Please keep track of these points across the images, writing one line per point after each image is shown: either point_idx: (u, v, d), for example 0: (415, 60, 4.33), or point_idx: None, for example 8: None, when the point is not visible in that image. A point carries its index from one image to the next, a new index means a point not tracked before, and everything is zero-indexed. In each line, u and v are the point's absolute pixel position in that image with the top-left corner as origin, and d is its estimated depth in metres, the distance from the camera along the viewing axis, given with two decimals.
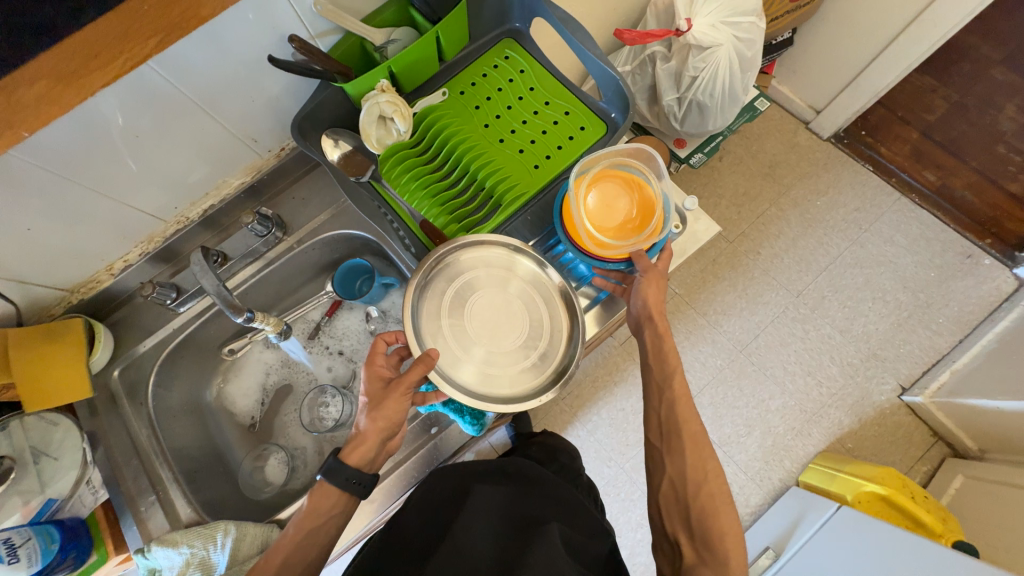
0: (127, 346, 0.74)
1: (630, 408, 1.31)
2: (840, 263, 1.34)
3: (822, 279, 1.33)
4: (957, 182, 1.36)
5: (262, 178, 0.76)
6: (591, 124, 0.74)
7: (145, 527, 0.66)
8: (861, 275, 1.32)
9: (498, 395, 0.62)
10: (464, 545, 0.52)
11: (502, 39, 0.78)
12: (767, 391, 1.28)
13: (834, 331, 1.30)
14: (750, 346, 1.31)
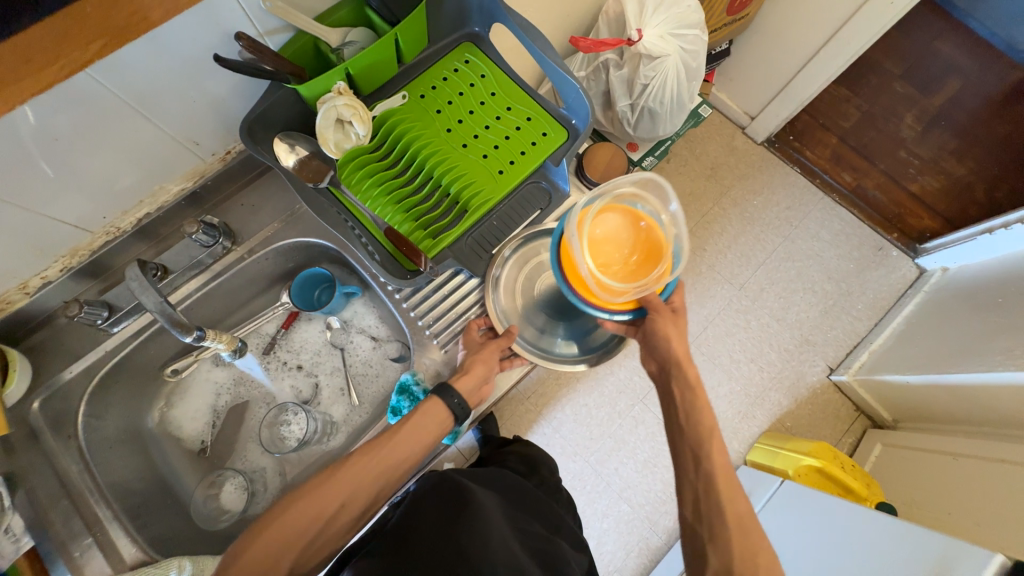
0: (49, 373, 0.66)
1: (592, 403, 1.35)
2: (775, 258, 1.46)
3: (761, 272, 1.44)
4: (869, 183, 1.52)
5: (205, 184, 0.70)
6: (553, 130, 0.75)
7: (80, 575, 0.59)
8: (793, 268, 1.45)
9: (570, 353, 0.77)
10: (483, 538, 0.53)
11: (461, 43, 0.77)
12: (716, 378, 1.37)
13: (772, 319, 1.41)
14: (700, 337, 1.40)
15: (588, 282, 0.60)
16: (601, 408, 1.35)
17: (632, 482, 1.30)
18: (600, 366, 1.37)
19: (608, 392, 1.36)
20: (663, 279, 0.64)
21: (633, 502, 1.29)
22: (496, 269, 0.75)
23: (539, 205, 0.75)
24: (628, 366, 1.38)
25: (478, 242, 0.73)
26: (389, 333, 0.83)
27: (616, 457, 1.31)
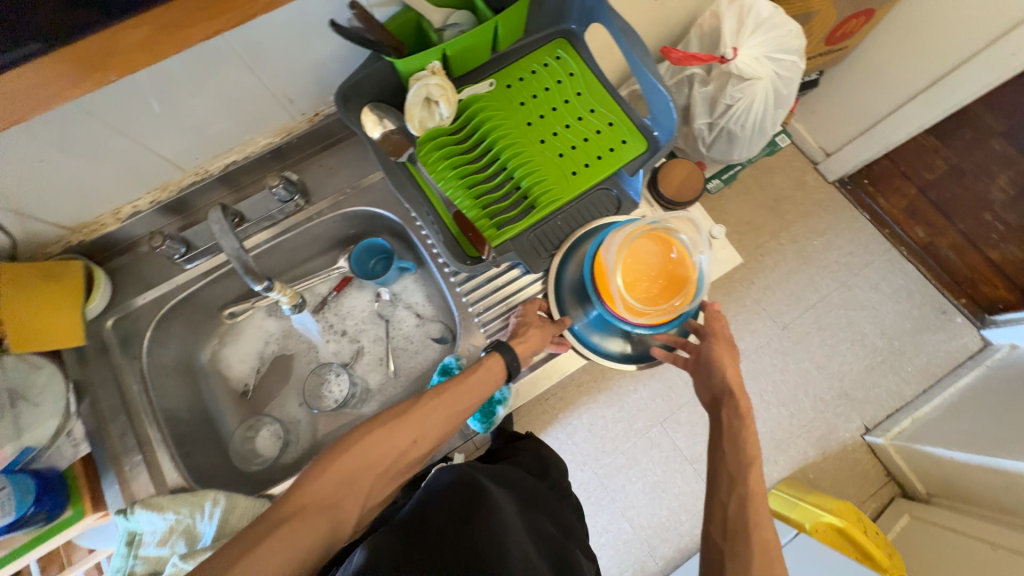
0: (124, 296, 0.71)
1: (610, 416, 1.33)
2: (828, 303, 1.39)
3: (808, 316, 1.38)
4: (942, 242, 1.43)
5: (290, 141, 0.73)
6: (632, 139, 0.74)
7: (128, 487, 0.63)
8: (844, 317, 1.38)
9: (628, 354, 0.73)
10: (497, 533, 0.53)
11: (555, 38, 0.77)
12: None
13: (811, 366, 1.35)
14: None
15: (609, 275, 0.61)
16: (618, 423, 1.33)
17: (638, 502, 1.28)
18: (624, 381, 1.35)
19: (628, 408, 1.34)
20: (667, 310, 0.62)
21: (636, 522, 1.27)
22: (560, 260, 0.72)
23: (607, 211, 0.74)
24: (652, 386, 1.36)
25: (541, 239, 0.71)
26: (434, 313, 0.83)
27: (625, 474, 1.30)
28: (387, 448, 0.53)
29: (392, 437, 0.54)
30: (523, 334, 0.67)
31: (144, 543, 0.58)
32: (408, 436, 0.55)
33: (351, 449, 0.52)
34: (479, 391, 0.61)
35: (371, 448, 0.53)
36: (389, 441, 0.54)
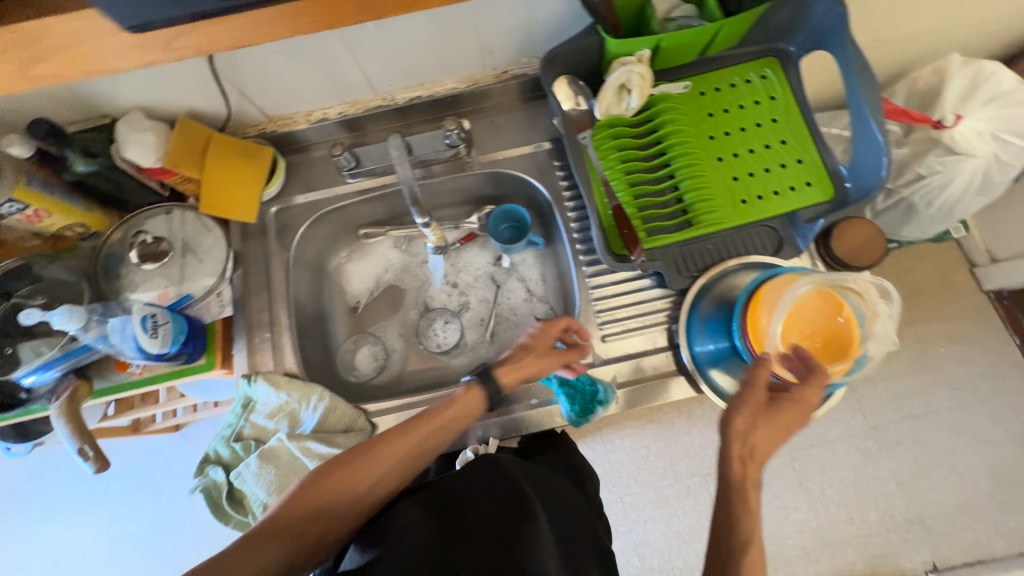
0: (290, 190, 0.77)
1: (654, 449, 1.27)
2: (936, 419, 1.17)
3: (906, 425, 1.17)
4: None
5: (473, 90, 0.76)
6: (819, 183, 0.68)
7: (253, 357, 0.70)
8: (945, 438, 1.15)
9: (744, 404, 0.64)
10: (539, 539, 0.48)
11: (765, 56, 0.72)
12: (795, 501, 1.16)
13: (891, 480, 1.14)
14: (800, 450, 1.17)
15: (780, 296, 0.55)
16: (660, 459, 1.26)
17: (656, 543, 1.23)
18: (679, 420, 1.27)
19: (675, 448, 1.26)
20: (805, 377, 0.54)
21: (647, 561, 1.22)
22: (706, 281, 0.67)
23: (766, 250, 0.68)
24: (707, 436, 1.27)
25: (688, 256, 0.68)
26: (545, 294, 0.83)
27: (651, 510, 1.25)
28: (365, 474, 0.53)
29: (368, 463, 0.54)
30: (516, 360, 0.63)
31: (256, 411, 0.65)
32: (388, 462, 0.54)
33: (326, 475, 0.52)
34: (456, 422, 0.59)
35: (352, 472, 0.53)
36: (367, 466, 0.53)
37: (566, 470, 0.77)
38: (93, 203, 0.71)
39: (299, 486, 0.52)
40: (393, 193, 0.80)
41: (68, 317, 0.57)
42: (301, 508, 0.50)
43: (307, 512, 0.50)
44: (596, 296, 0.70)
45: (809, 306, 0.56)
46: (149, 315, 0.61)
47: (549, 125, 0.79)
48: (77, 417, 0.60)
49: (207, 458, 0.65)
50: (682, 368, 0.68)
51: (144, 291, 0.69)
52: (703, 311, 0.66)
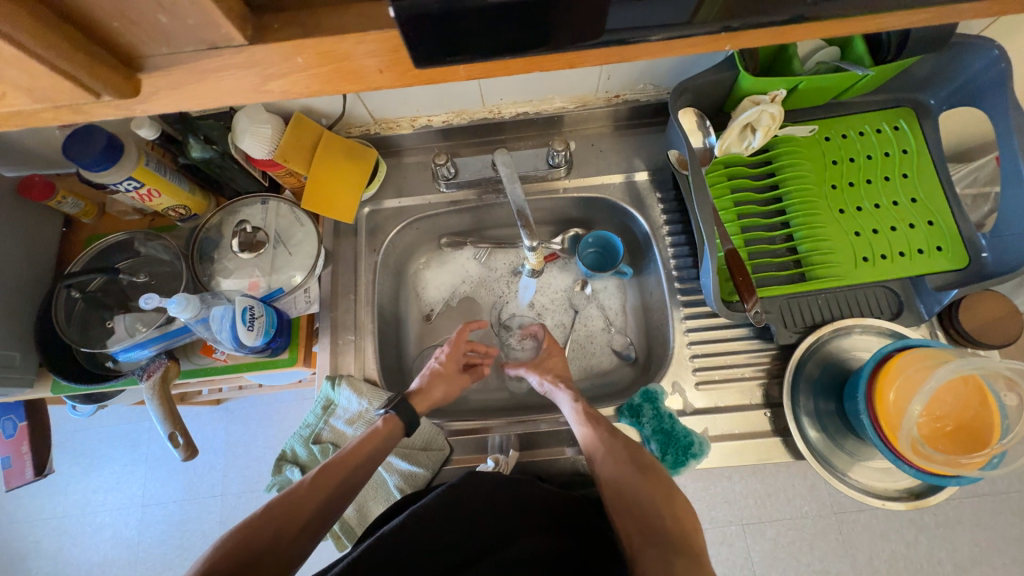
0: (385, 194, 0.77)
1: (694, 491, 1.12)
2: (1003, 502, 1.05)
3: (969, 504, 1.05)
4: None
5: (581, 112, 0.74)
6: (950, 248, 0.63)
7: (336, 360, 0.69)
8: (1014, 528, 1.04)
9: (841, 476, 0.59)
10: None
11: (901, 106, 0.68)
12: (839, 567, 1.06)
13: (948, 560, 1.04)
14: (848, 513, 1.08)
15: (929, 367, 0.51)
16: (698, 501, 1.11)
17: None
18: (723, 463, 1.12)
19: (715, 492, 1.12)
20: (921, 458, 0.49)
21: None
22: (821, 336, 0.62)
23: (883, 313, 0.64)
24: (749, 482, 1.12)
25: (797, 310, 0.63)
26: (627, 327, 0.80)
27: None
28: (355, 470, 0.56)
29: (355, 463, 0.56)
30: (425, 388, 0.67)
31: (336, 415, 0.65)
32: (365, 468, 0.57)
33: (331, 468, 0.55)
34: (385, 448, 0.59)
35: (353, 458, 0.57)
36: (350, 470, 0.56)
37: None
38: (196, 187, 0.72)
39: (321, 471, 0.55)
40: (485, 206, 0.79)
41: (183, 305, 0.56)
42: (308, 496, 0.53)
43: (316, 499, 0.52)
44: (691, 340, 0.67)
45: (945, 391, 0.52)
46: (248, 308, 0.61)
47: (653, 155, 0.76)
48: (168, 398, 0.62)
49: (284, 456, 0.65)
50: (778, 429, 0.63)
51: (236, 279, 0.69)
52: (808, 370, 0.62)
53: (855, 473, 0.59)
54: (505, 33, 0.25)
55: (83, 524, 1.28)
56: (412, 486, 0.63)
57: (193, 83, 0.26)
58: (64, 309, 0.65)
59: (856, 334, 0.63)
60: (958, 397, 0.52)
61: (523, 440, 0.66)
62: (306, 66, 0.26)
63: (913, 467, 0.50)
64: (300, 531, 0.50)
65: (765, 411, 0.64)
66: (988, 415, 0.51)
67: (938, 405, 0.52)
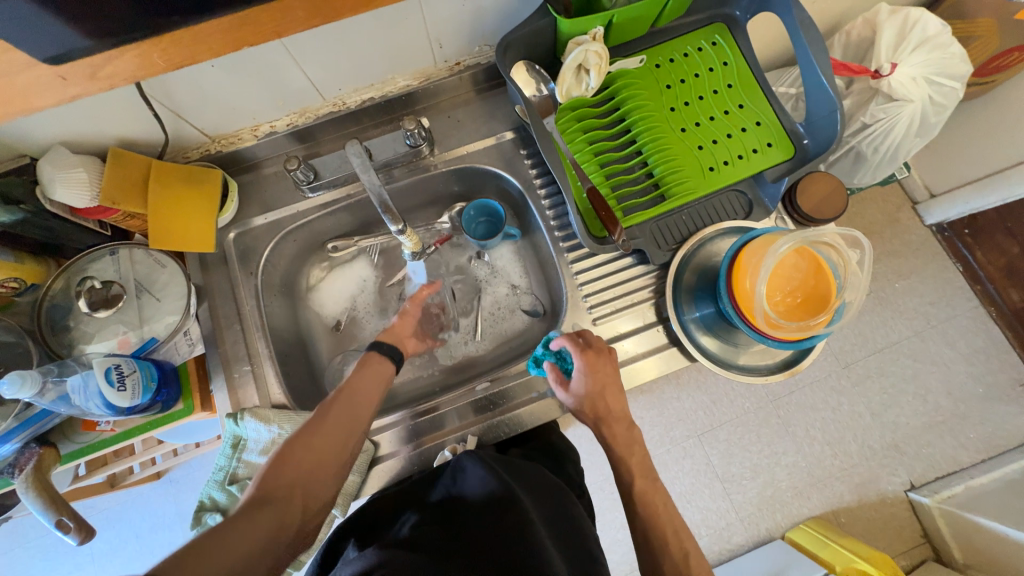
0: (247, 213, 0.73)
1: (649, 419, 1.18)
2: (896, 349, 1.16)
3: (874, 359, 1.16)
4: (1001, 288, 1.14)
5: (427, 86, 0.73)
6: (778, 142, 0.69)
7: (235, 393, 0.66)
8: (910, 368, 1.15)
9: (732, 366, 0.66)
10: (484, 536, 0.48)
11: (713, 22, 0.73)
12: (783, 445, 1.15)
13: (865, 411, 1.15)
14: (781, 398, 1.17)
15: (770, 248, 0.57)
16: (655, 427, 1.17)
17: None
18: (668, 387, 1.19)
19: (668, 414, 1.18)
20: (776, 330, 0.56)
21: None
22: (686, 250, 0.68)
23: (737, 214, 0.70)
24: (695, 398, 1.18)
25: (665, 230, 0.68)
26: (531, 285, 0.82)
27: None
28: (361, 395, 0.60)
29: (364, 391, 0.60)
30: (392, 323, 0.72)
31: (248, 449, 0.63)
32: (369, 397, 0.60)
33: (346, 394, 0.59)
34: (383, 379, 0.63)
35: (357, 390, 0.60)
36: (361, 397, 0.60)
37: (544, 458, 0.70)
38: (23, 254, 0.63)
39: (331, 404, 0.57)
40: (358, 203, 0.76)
41: (20, 384, 0.51)
42: (323, 428, 0.54)
43: (332, 420, 0.55)
44: (582, 281, 0.70)
45: (789, 267, 0.59)
46: (113, 367, 0.56)
47: (510, 114, 0.77)
48: (48, 486, 0.56)
49: (202, 505, 0.63)
50: (673, 340, 0.68)
51: (101, 342, 0.63)
52: (686, 281, 0.67)
53: (744, 360, 0.66)
54: None
55: None
56: (344, 495, 0.63)
57: None
58: None
59: (715, 239, 0.68)
60: (800, 270, 0.59)
61: (475, 406, 0.68)
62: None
63: (773, 338, 0.56)
64: (333, 452, 0.53)
65: (658, 327, 0.69)
66: (825, 276, 0.58)
67: (787, 280, 0.59)
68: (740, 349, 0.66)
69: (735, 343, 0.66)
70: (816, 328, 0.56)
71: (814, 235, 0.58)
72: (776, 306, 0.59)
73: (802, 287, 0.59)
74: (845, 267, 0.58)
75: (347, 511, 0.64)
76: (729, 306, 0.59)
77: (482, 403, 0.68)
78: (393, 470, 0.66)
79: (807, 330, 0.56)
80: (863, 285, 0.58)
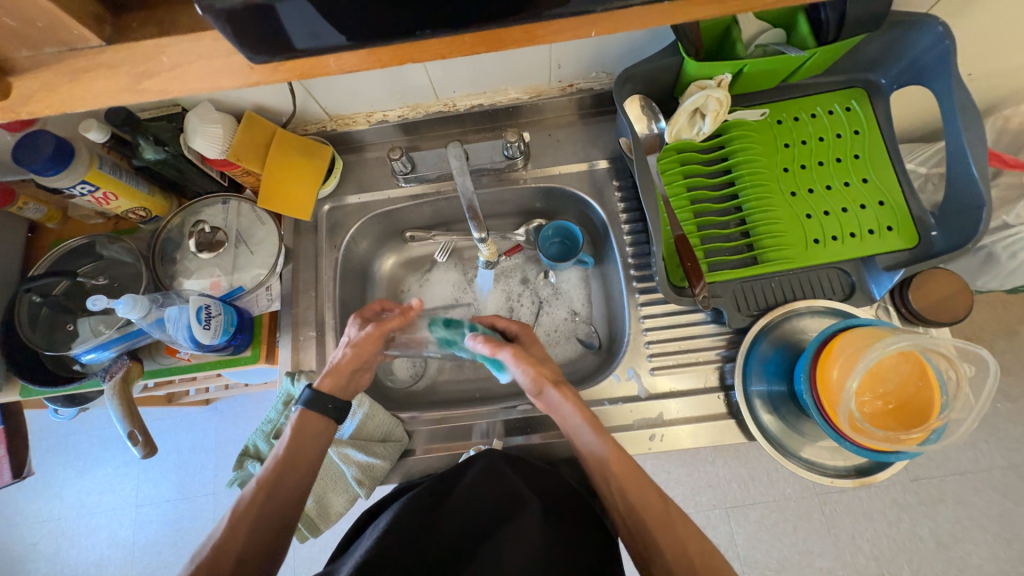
0: (344, 190, 0.78)
1: (676, 476, 1.11)
2: (983, 478, 1.01)
3: (952, 482, 1.02)
4: None
5: (536, 102, 0.74)
6: (900, 228, 0.63)
7: (297, 354, 0.71)
8: (996, 504, 1.00)
9: (794, 457, 0.60)
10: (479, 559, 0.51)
11: (851, 87, 0.68)
12: (821, 546, 1.04)
13: (929, 538, 1.01)
14: (829, 494, 1.06)
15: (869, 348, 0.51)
16: (681, 487, 1.10)
17: None
18: (705, 449, 1.11)
19: (698, 477, 1.10)
20: (857, 435, 0.50)
21: None
22: (769, 320, 0.63)
23: (836, 294, 0.64)
24: (733, 468, 1.10)
25: (750, 294, 0.64)
26: (592, 316, 0.80)
27: None
28: (282, 490, 0.54)
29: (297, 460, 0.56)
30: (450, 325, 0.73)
31: None
32: (303, 460, 0.56)
33: (268, 491, 0.53)
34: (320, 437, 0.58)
35: (278, 487, 0.54)
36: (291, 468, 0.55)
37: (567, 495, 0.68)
38: (155, 189, 0.72)
39: (248, 509, 0.52)
40: (444, 200, 0.79)
41: (131, 306, 0.58)
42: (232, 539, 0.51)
43: (246, 530, 0.51)
44: (647, 326, 0.68)
45: (886, 369, 0.53)
46: (204, 307, 0.62)
47: (611, 143, 0.76)
48: (128, 399, 0.63)
49: (246, 451, 0.67)
50: (732, 411, 0.63)
51: (197, 280, 0.69)
52: (761, 352, 0.62)
53: (808, 454, 0.60)
54: (348, 23, 0.28)
55: (78, 525, 1.29)
56: (371, 478, 0.64)
57: (68, 82, 0.30)
58: (27, 315, 0.65)
59: (804, 316, 0.63)
60: (898, 375, 0.53)
61: (507, 427, 0.68)
62: (173, 64, 0.30)
63: (851, 441, 0.51)
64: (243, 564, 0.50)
65: (719, 393, 0.64)
66: (930, 391, 0.51)
67: (881, 382, 0.53)
68: (807, 438, 0.60)
69: (803, 432, 0.60)
70: (907, 445, 0.49)
71: (928, 343, 0.51)
72: (862, 408, 0.53)
73: (897, 394, 0.53)
74: (959, 388, 0.51)
75: (371, 494, 0.65)
76: (806, 394, 0.54)
77: (518, 423, 0.67)
78: (419, 465, 0.67)
79: (895, 444, 0.50)
80: (978, 412, 0.50)
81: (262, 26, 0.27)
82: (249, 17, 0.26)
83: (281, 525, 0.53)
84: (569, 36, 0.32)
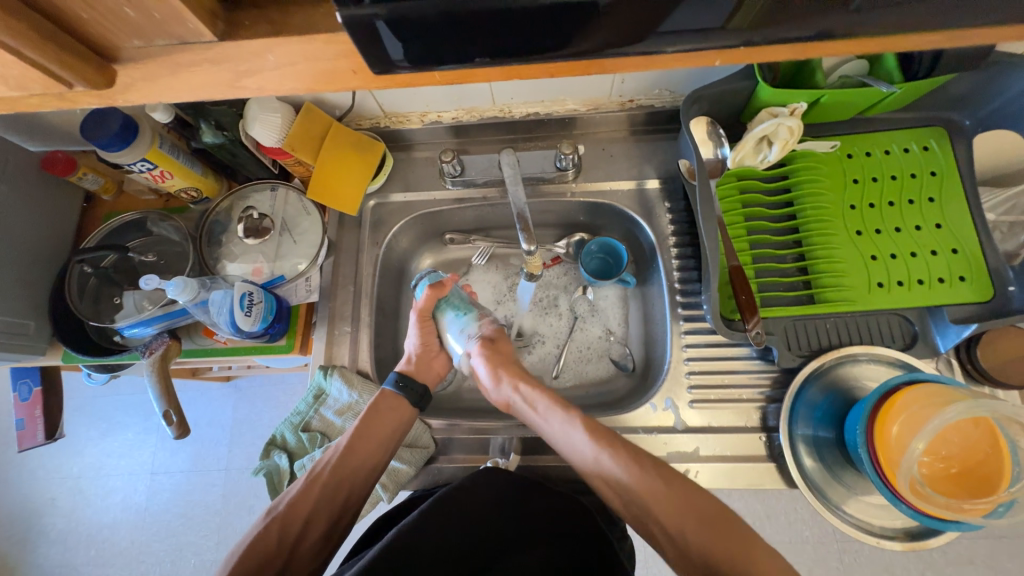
0: (389, 187, 0.77)
1: None
2: (1017, 545, 0.95)
3: (984, 546, 0.96)
4: None
5: (594, 114, 0.72)
6: (975, 280, 0.59)
7: (330, 348, 0.71)
8: None
9: (838, 512, 0.56)
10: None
11: (931, 126, 0.64)
12: None
13: None
14: (850, 543, 1.01)
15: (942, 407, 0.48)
16: None
17: None
18: None
19: None
20: (914, 497, 0.47)
21: None
22: (823, 362, 0.60)
23: (896, 343, 0.60)
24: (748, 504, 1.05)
25: (803, 333, 0.61)
26: (627, 338, 0.78)
27: None
28: (364, 448, 0.59)
29: (378, 427, 0.60)
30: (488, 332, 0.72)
31: (326, 404, 0.67)
32: (386, 425, 0.60)
33: (347, 454, 0.58)
34: (401, 418, 0.62)
35: (354, 455, 0.58)
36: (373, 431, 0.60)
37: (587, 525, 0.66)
38: (208, 171, 0.72)
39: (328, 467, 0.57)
40: (489, 206, 0.78)
41: (182, 288, 0.59)
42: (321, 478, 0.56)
43: (332, 473, 0.57)
44: (688, 356, 0.65)
45: (953, 433, 0.50)
46: (247, 293, 0.62)
47: (665, 162, 0.74)
48: (165, 377, 0.63)
49: (273, 441, 0.67)
50: (773, 455, 0.61)
51: (240, 264, 0.69)
52: (811, 396, 0.59)
53: (853, 510, 0.56)
54: (443, 42, 0.27)
55: (95, 485, 1.32)
56: (394, 481, 0.64)
57: (169, 75, 0.30)
58: (77, 284, 0.66)
59: (862, 363, 0.60)
60: (963, 442, 0.50)
61: (525, 444, 0.66)
62: (276, 63, 0.30)
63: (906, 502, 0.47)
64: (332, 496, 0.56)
65: (760, 435, 0.61)
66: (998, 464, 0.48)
67: (944, 445, 0.50)
68: (852, 491, 0.57)
69: (848, 485, 0.57)
70: (968, 518, 0.46)
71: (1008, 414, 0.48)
72: (920, 470, 0.50)
73: (959, 462, 0.50)
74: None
75: (393, 498, 0.64)
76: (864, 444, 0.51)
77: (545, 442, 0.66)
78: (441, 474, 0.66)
79: (955, 515, 0.46)
80: None
81: (364, 40, 0.26)
82: (355, 30, 0.26)
83: (361, 476, 0.58)
84: (667, 65, 0.31)
